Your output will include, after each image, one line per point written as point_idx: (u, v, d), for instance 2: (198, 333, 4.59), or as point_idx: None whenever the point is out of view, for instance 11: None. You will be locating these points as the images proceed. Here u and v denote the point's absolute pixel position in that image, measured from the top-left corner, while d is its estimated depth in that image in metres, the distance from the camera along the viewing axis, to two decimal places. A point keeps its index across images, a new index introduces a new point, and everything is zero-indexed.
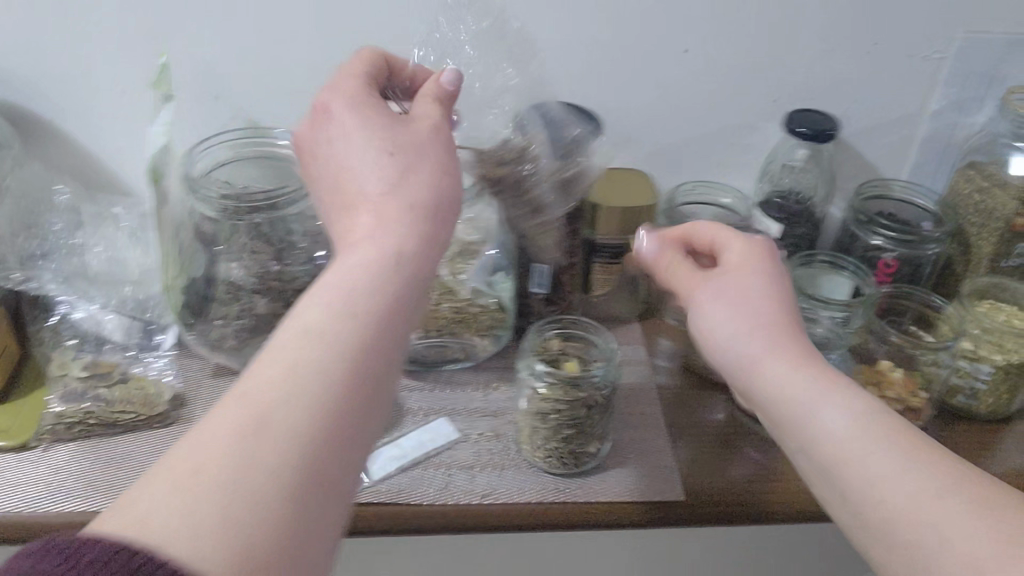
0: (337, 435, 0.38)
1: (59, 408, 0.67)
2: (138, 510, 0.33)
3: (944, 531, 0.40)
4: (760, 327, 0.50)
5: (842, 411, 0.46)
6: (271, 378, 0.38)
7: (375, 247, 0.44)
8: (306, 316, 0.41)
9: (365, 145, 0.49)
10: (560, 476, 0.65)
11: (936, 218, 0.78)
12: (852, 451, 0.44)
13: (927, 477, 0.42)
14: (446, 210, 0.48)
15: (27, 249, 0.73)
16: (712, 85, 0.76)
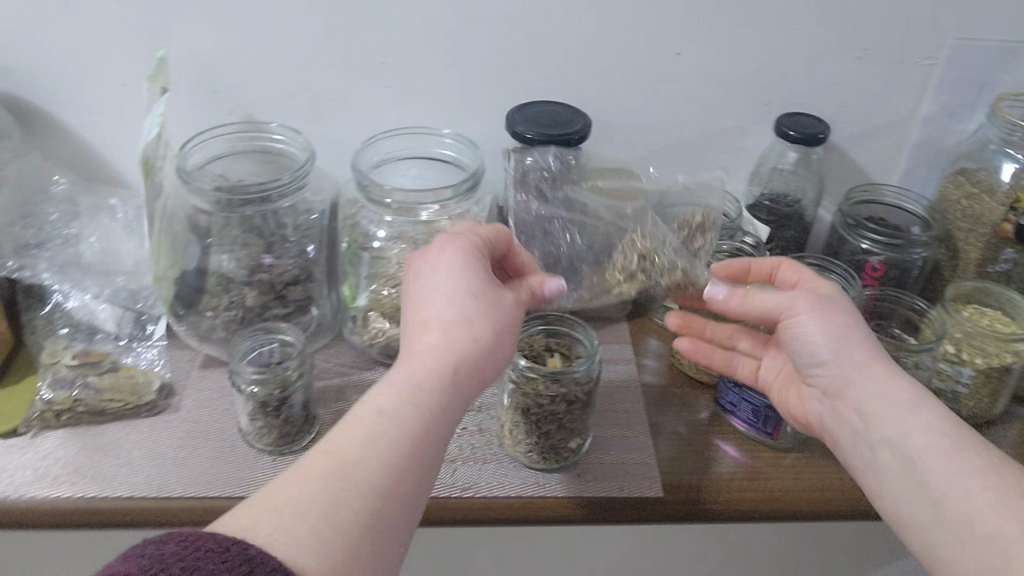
0: (384, 516, 0.44)
1: (49, 395, 0.68)
2: (256, 523, 0.42)
3: (979, 525, 0.45)
4: (855, 341, 0.54)
5: (920, 417, 0.50)
6: (352, 446, 0.46)
7: (435, 356, 0.51)
8: (378, 405, 0.48)
9: (458, 276, 0.54)
10: (541, 470, 0.66)
11: (924, 223, 0.78)
12: (924, 454, 0.49)
13: (969, 478, 0.47)
14: (500, 339, 0.54)
15: (22, 238, 0.75)
16: (703, 88, 0.76)
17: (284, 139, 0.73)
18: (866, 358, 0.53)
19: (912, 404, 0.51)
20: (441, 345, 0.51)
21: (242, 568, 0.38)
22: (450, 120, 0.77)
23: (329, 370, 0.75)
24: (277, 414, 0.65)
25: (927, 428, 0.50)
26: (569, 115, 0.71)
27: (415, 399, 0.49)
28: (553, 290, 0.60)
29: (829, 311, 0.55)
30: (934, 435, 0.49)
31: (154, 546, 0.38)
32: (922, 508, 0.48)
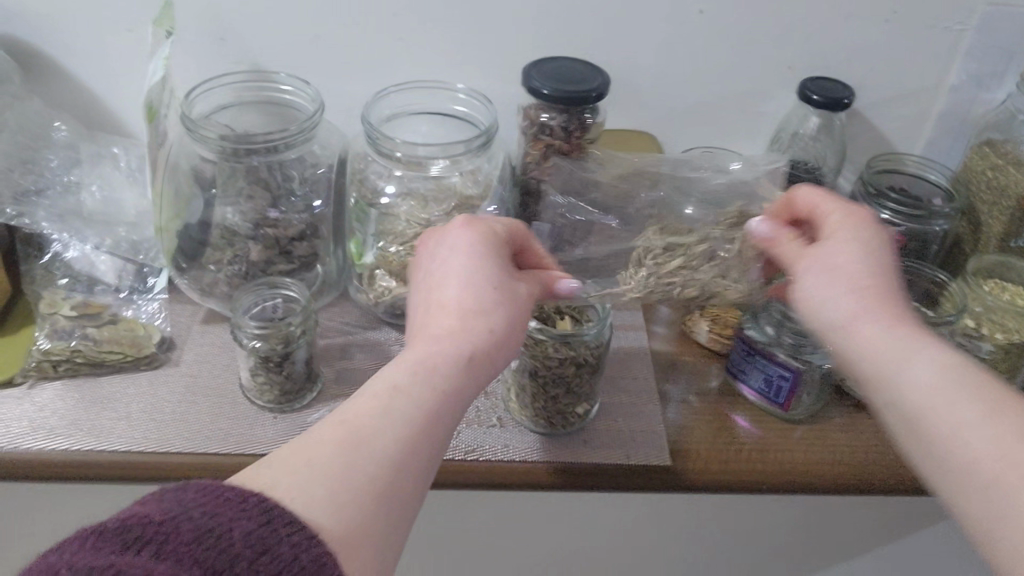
0: (396, 487, 0.42)
1: (47, 345, 0.67)
2: (269, 482, 0.40)
3: (958, 439, 0.43)
4: (851, 289, 0.50)
5: (922, 366, 0.46)
6: (364, 414, 0.44)
7: (448, 336, 0.49)
8: (389, 379, 0.46)
9: (474, 258, 0.52)
10: (547, 435, 0.65)
11: (947, 194, 0.76)
12: (928, 409, 0.44)
13: (951, 389, 0.44)
14: (517, 327, 0.52)
15: (22, 184, 0.71)
16: (724, 47, 0.74)
17: (291, 90, 0.71)
18: (858, 309, 0.49)
19: (909, 354, 0.46)
20: (453, 330, 0.49)
21: (261, 518, 0.36)
22: (463, 74, 0.75)
23: (334, 328, 0.74)
24: (279, 369, 0.64)
25: (928, 378, 0.45)
26: (588, 72, 0.68)
27: (425, 374, 0.47)
28: (565, 290, 0.57)
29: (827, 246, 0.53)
30: (934, 387, 0.45)
31: (174, 493, 0.36)
32: (934, 468, 0.44)
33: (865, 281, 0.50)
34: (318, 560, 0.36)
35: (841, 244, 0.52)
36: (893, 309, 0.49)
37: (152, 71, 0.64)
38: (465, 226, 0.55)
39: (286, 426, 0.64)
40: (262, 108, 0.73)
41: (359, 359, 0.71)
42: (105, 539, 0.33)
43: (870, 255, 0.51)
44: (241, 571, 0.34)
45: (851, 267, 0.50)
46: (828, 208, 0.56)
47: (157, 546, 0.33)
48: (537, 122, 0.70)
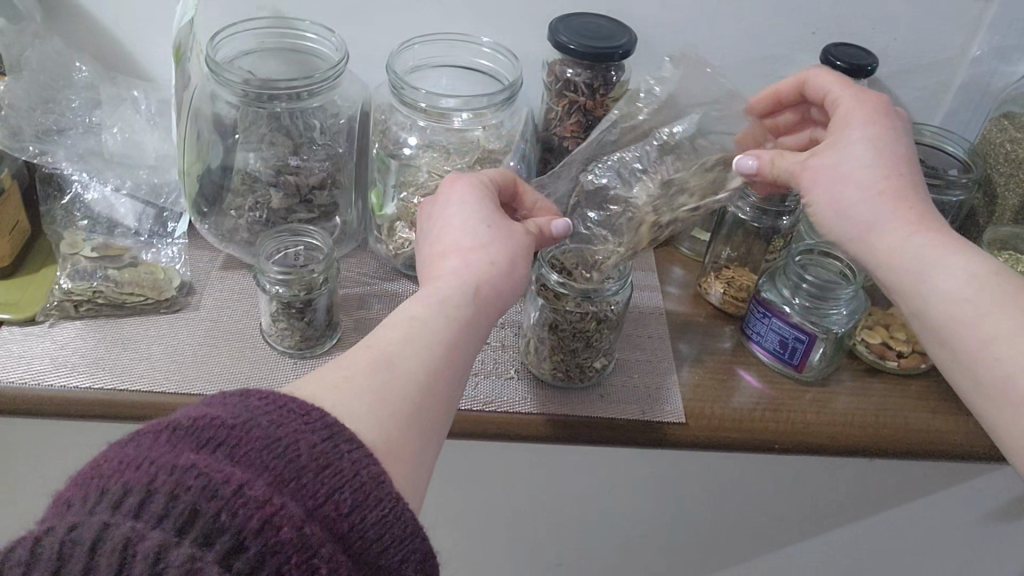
0: (428, 407, 0.43)
1: (68, 284, 0.67)
2: (314, 393, 0.41)
3: (980, 349, 0.48)
4: (871, 200, 0.53)
5: (946, 275, 0.50)
6: (391, 340, 0.45)
7: (460, 275, 0.50)
8: (410, 311, 0.47)
9: (471, 208, 0.53)
10: (563, 388, 0.66)
11: (964, 166, 0.76)
12: (953, 318, 0.49)
13: (972, 303, 0.49)
14: (520, 266, 0.52)
15: (44, 124, 0.71)
16: (751, 10, 0.74)
17: (316, 37, 0.70)
18: (880, 219, 0.53)
19: (935, 265, 0.51)
20: (465, 265, 0.50)
21: (324, 432, 0.37)
22: (489, 28, 0.74)
23: (352, 278, 0.74)
24: (301, 315, 0.64)
25: (952, 287, 0.50)
26: (615, 29, 0.68)
27: (446, 300, 0.48)
28: (560, 231, 0.57)
29: (850, 144, 0.55)
30: (961, 297, 0.49)
31: (241, 398, 0.37)
32: (957, 367, 0.49)
33: (887, 187, 0.53)
34: (377, 475, 0.36)
35: (858, 149, 0.54)
36: (913, 214, 0.52)
37: (180, 12, 0.63)
38: (457, 180, 0.56)
39: (305, 372, 0.65)
40: (286, 57, 0.73)
41: (377, 309, 0.72)
42: (181, 437, 0.35)
43: (890, 156, 0.54)
44: (307, 480, 0.35)
45: (868, 175, 0.53)
46: (840, 94, 0.58)
47: (231, 448, 0.35)
48: (563, 77, 0.70)
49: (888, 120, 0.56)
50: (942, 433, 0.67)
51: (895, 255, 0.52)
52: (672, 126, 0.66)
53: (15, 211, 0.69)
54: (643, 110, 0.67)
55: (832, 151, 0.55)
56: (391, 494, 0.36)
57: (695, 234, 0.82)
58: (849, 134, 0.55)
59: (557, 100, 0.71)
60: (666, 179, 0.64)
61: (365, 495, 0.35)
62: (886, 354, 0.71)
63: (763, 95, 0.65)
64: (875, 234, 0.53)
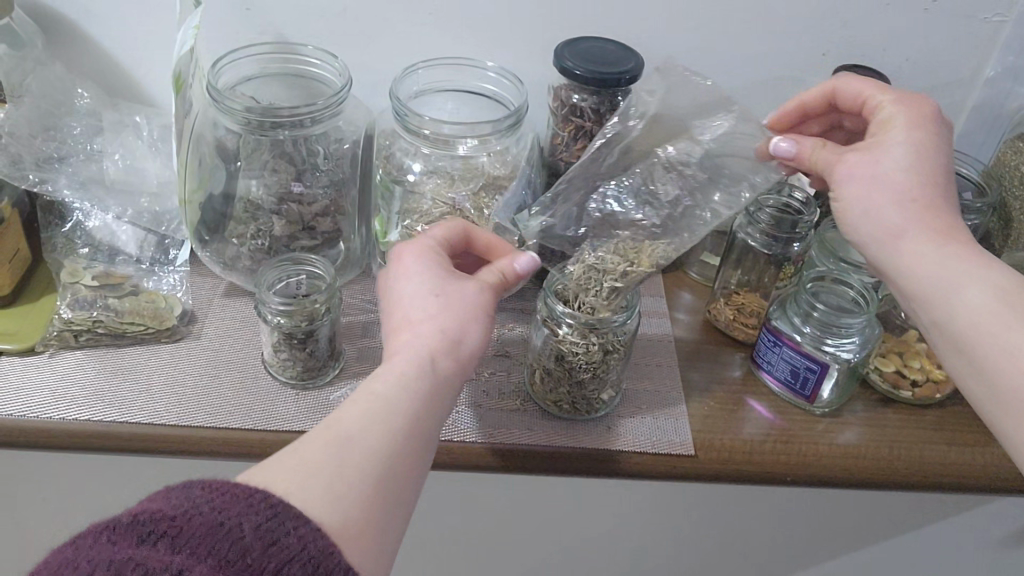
0: (384, 487, 0.43)
1: (68, 314, 0.66)
2: (260, 484, 0.40)
3: (1006, 359, 0.46)
4: (902, 205, 0.51)
5: (973, 289, 0.48)
6: (344, 420, 0.44)
7: (412, 349, 0.48)
8: (370, 390, 0.46)
9: (421, 278, 0.52)
10: (569, 419, 0.64)
11: (979, 189, 0.74)
12: (977, 330, 0.48)
13: (995, 309, 0.47)
14: (470, 328, 0.50)
15: (44, 151, 0.69)
16: (761, 32, 0.72)
17: (318, 62, 0.70)
18: (907, 227, 0.51)
19: (963, 277, 0.49)
20: (415, 338, 0.49)
21: (267, 511, 0.37)
22: (494, 52, 0.74)
23: (355, 305, 0.73)
24: (303, 346, 0.63)
25: (978, 299, 0.48)
26: (621, 53, 0.67)
27: (402, 375, 0.47)
28: (526, 267, 0.54)
29: (894, 145, 0.53)
30: (984, 308, 0.48)
31: (184, 489, 0.38)
32: (976, 379, 0.48)
33: (913, 195, 0.51)
34: (324, 550, 0.37)
35: (901, 151, 0.52)
36: (941, 224, 0.51)
37: (181, 39, 0.61)
38: (406, 249, 0.54)
39: (307, 403, 0.64)
40: (287, 82, 0.72)
41: (381, 337, 0.71)
42: (122, 532, 0.35)
43: (932, 162, 0.52)
44: (250, 560, 0.35)
45: (903, 180, 0.51)
46: (885, 98, 0.56)
47: (171, 539, 0.35)
48: (569, 102, 0.68)
49: (931, 123, 0.54)
50: (957, 464, 0.65)
51: (919, 264, 0.50)
52: (672, 143, 0.62)
53: (16, 239, 0.68)
54: (635, 122, 0.63)
55: (871, 151, 0.53)
56: (340, 564, 0.37)
57: (704, 258, 0.81)
58: (889, 137, 0.53)
59: (563, 125, 0.70)
60: (683, 195, 0.61)
61: (313, 567, 0.36)
62: (900, 382, 0.70)
63: (785, 110, 0.63)
64: (900, 239, 0.51)
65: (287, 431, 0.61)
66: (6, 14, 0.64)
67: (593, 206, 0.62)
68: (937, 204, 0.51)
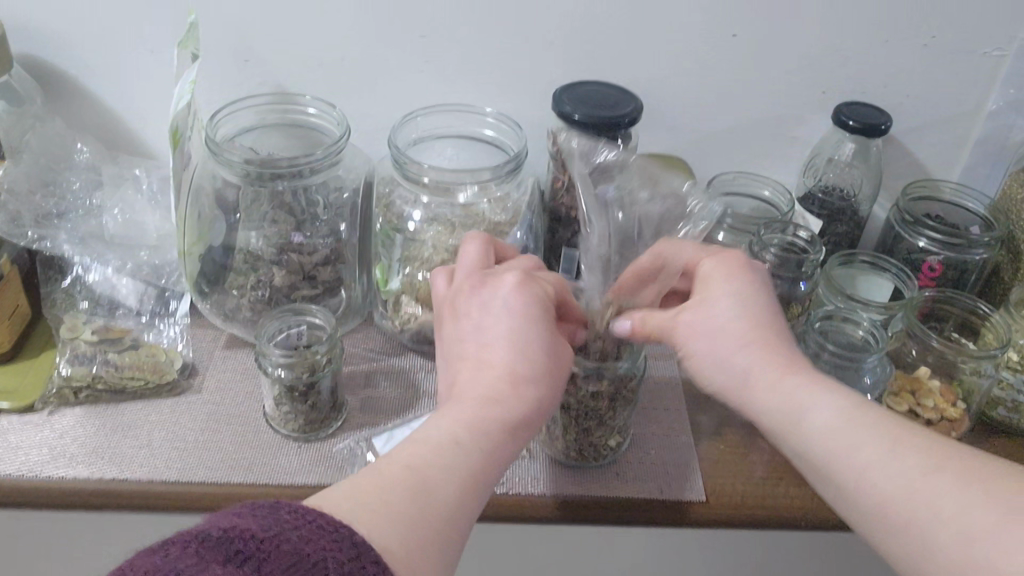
0: (458, 533, 0.43)
1: (67, 370, 0.65)
2: (348, 519, 0.40)
3: (864, 475, 0.45)
4: (742, 348, 0.51)
5: (822, 410, 0.48)
6: (426, 460, 0.45)
7: (499, 391, 0.48)
8: (448, 431, 0.46)
9: (521, 312, 0.51)
10: (577, 468, 0.63)
11: (985, 223, 0.75)
12: (830, 444, 0.47)
13: (844, 424, 0.47)
14: (557, 378, 0.50)
15: (44, 207, 0.69)
16: (761, 70, 0.72)
17: (317, 112, 0.70)
18: (751, 368, 0.51)
19: (808, 400, 0.49)
20: (506, 379, 0.49)
21: (352, 552, 0.37)
22: (493, 98, 0.73)
23: (357, 355, 0.72)
24: (305, 399, 0.62)
25: (827, 420, 0.48)
26: (619, 96, 0.66)
27: (485, 419, 0.47)
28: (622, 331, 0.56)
29: (724, 297, 0.53)
30: (835, 427, 0.47)
31: (272, 510, 0.37)
32: (843, 501, 0.47)
33: (740, 333, 0.51)
34: None
35: (724, 298, 0.53)
36: (780, 359, 0.51)
37: (178, 94, 0.61)
38: (503, 274, 0.53)
39: (310, 456, 0.62)
40: (286, 132, 0.72)
41: (383, 387, 0.69)
42: (209, 547, 0.35)
43: (760, 309, 0.52)
44: None
45: (738, 328, 0.51)
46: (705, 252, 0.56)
47: (258, 563, 0.34)
48: (568, 147, 0.68)
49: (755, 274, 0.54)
50: None
51: (774, 398, 0.50)
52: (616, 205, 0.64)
53: (16, 295, 0.68)
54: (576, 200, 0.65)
55: (703, 303, 0.53)
56: None
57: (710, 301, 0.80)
58: (716, 291, 0.53)
59: (562, 169, 0.69)
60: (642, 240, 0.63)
61: None
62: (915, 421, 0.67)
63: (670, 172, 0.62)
64: (748, 378, 0.51)
65: (290, 486, 0.60)
66: (7, 71, 0.65)
67: (581, 274, 0.62)
68: (776, 343, 0.51)
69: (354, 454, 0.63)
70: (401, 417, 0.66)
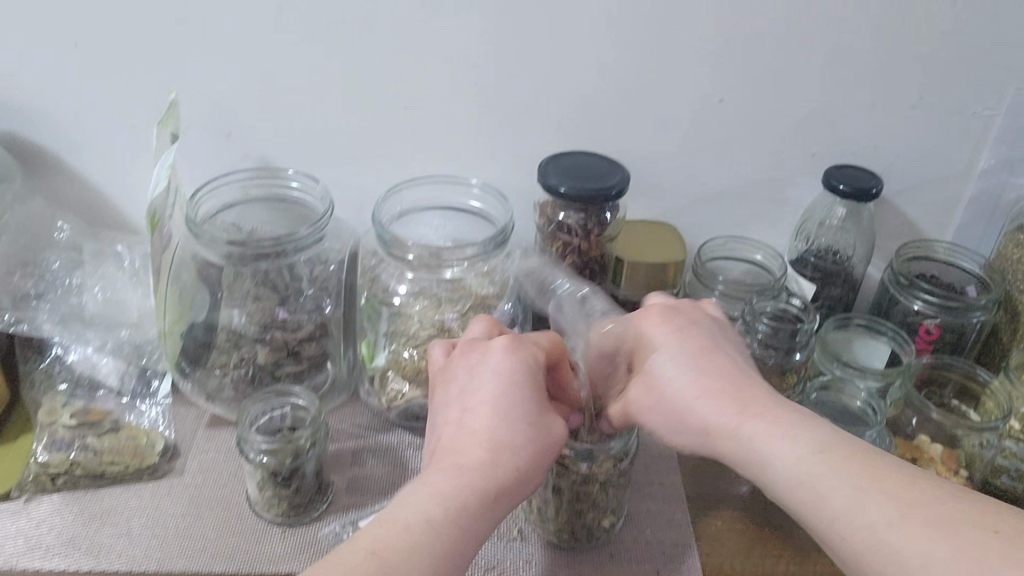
0: None
1: (44, 457, 0.64)
2: None
3: (836, 520, 0.41)
4: (697, 396, 0.50)
5: (783, 451, 0.44)
6: (396, 543, 0.42)
7: (483, 469, 0.46)
8: (423, 511, 0.44)
9: (509, 387, 0.50)
10: (570, 549, 0.61)
11: (981, 283, 0.74)
12: (796, 486, 0.43)
13: (806, 462, 0.43)
14: (543, 456, 0.49)
15: (22, 288, 0.71)
16: (749, 135, 0.72)
17: (300, 186, 0.69)
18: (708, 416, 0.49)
19: (768, 440, 0.45)
20: (490, 458, 0.47)
21: None
22: (479, 168, 0.73)
23: (343, 432, 0.70)
24: (288, 484, 0.60)
25: (790, 461, 0.44)
26: (606, 167, 0.65)
27: (464, 501, 0.45)
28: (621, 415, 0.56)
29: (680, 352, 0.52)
30: (799, 468, 0.43)
31: None
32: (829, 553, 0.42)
33: (696, 384, 0.50)
34: None
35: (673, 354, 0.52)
36: (734, 402, 0.48)
37: (156, 178, 0.60)
38: (496, 346, 0.52)
39: (293, 541, 0.60)
40: (270, 207, 0.72)
41: (370, 465, 0.67)
42: None
43: (715, 360, 0.51)
44: None
45: (693, 378, 0.50)
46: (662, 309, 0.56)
47: None
48: (555, 220, 0.67)
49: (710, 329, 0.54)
50: None
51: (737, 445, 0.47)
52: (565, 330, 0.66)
53: None
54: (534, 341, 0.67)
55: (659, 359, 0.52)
56: None
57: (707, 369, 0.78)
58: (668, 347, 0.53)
59: (550, 241, 0.69)
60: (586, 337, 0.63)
61: None
62: None
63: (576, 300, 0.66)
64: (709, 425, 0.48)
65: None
66: None
67: None
68: (734, 387, 0.49)
69: (339, 540, 0.61)
70: (388, 499, 0.64)
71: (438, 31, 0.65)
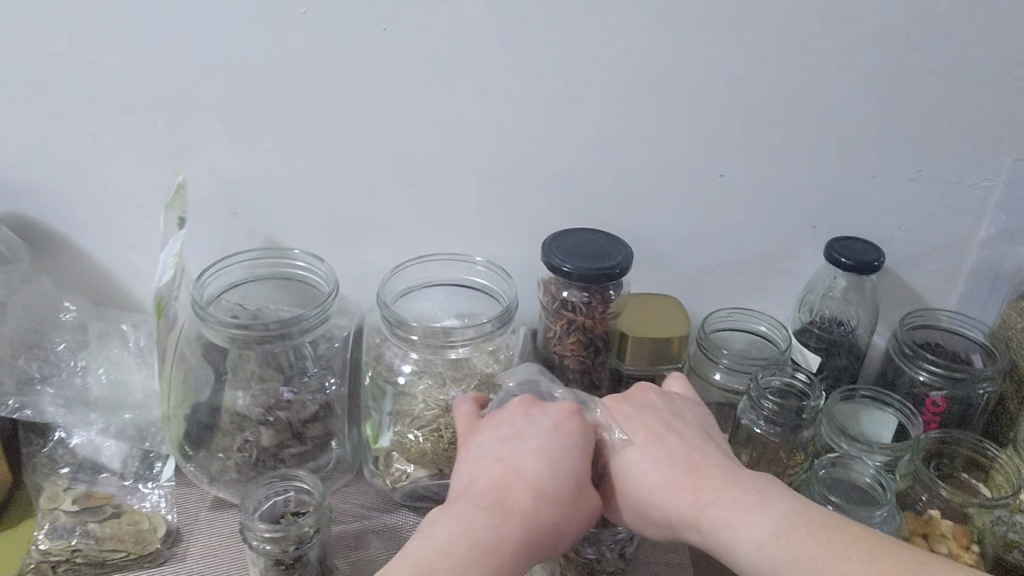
0: None
1: (45, 545, 0.63)
2: None
3: None
4: (666, 486, 0.53)
5: (748, 529, 0.48)
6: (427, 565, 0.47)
7: (521, 511, 0.51)
8: (457, 543, 0.49)
9: (558, 441, 0.54)
10: None
11: (987, 353, 0.73)
12: (771, 563, 0.46)
13: (778, 544, 0.46)
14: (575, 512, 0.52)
15: (27, 371, 0.70)
16: (749, 208, 0.72)
17: (306, 265, 0.70)
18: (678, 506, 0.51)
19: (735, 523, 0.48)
20: (527, 501, 0.51)
21: None
22: (482, 244, 0.73)
23: (347, 512, 0.70)
24: (290, 570, 0.60)
25: (758, 542, 0.47)
26: (609, 245, 0.66)
27: (494, 536, 0.49)
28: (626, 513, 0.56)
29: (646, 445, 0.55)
30: (768, 546, 0.46)
31: None
32: None
33: (669, 474, 0.53)
34: None
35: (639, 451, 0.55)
36: (694, 486, 0.51)
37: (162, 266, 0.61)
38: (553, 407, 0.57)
39: None
40: (275, 286, 0.72)
41: (375, 548, 0.67)
42: None
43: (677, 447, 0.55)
44: None
45: (661, 470, 0.53)
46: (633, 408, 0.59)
47: None
48: (559, 297, 0.67)
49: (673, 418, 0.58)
50: None
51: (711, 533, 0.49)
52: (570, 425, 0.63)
53: None
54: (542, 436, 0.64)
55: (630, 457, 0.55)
56: None
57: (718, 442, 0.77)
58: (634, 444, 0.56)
59: (553, 318, 0.69)
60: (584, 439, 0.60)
61: None
62: None
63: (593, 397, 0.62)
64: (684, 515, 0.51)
65: None
66: None
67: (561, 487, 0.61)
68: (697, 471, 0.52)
69: None
70: None
71: (441, 113, 0.66)
